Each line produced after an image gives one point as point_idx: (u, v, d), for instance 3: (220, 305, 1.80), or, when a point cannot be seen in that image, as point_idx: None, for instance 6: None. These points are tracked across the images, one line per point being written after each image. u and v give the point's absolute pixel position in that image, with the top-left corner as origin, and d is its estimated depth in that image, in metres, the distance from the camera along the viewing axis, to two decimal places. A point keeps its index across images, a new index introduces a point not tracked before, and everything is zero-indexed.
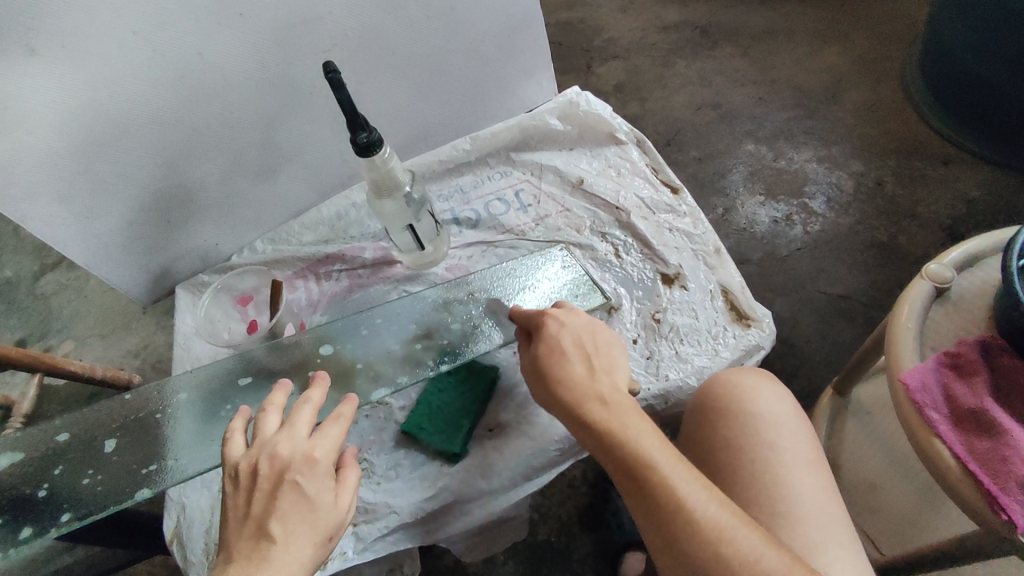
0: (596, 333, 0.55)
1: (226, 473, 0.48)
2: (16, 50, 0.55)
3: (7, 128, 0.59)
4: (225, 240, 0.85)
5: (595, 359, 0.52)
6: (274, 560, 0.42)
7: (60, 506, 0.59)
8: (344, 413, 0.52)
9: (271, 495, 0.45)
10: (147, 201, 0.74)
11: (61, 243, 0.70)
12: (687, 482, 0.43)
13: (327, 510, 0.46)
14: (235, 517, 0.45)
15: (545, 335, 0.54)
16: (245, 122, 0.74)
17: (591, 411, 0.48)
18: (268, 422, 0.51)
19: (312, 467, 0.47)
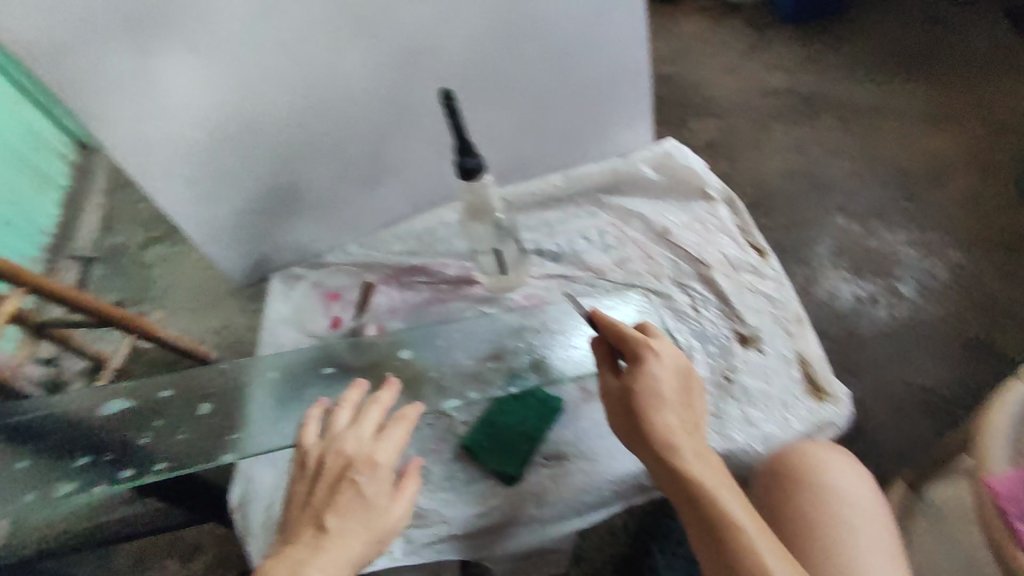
0: (687, 378, 0.59)
1: (298, 459, 0.57)
2: (179, 48, 0.63)
3: (158, 114, 0.66)
4: (321, 238, 0.91)
5: (687, 407, 0.58)
6: (328, 549, 0.50)
7: (157, 456, 0.66)
8: (406, 417, 0.58)
9: (332, 489, 0.54)
10: (261, 194, 0.81)
11: (181, 221, 0.78)
12: (768, 547, 0.51)
13: (382, 512, 0.54)
14: (300, 501, 0.54)
15: (643, 374, 0.58)
16: (359, 134, 0.80)
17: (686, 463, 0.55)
18: (340, 419, 0.59)
19: (371, 469, 0.54)
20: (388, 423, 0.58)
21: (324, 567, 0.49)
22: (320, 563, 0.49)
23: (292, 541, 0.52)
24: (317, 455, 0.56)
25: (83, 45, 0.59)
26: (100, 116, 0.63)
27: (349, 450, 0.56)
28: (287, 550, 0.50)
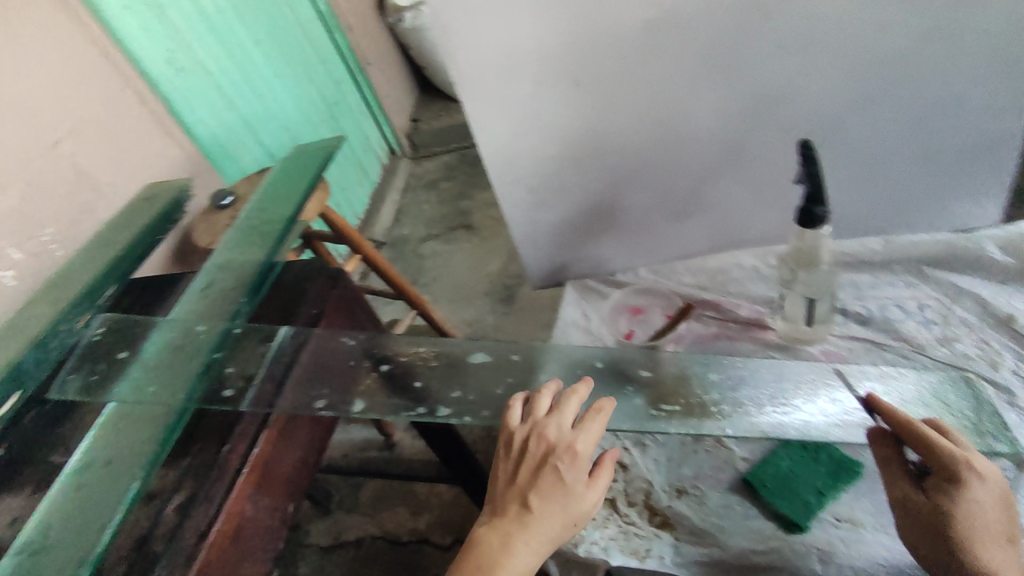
0: (1004, 499, 0.55)
1: (501, 437, 0.60)
2: (566, 81, 0.79)
3: (530, 132, 0.86)
4: (620, 259, 1.03)
5: (1002, 527, 0.54)
6: (533, 526, 0.55)
7: (429, 403, 0.63)
8: (602, 413, 0.58)
9: (538, 472, 0.57)
10: (582, 208, 0.96)
11: (518, 221, 0.98)
12: None
13: (577, 500, 0.56)
14: (506, 475, 0.59)
15: (965, 492, 0.54)
16: (687, 169, 0.88)
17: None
18: (541, 404, 0.60)
19: (571, 458, 0.56)
20: (587, 415, 0.58)
21: (526, 545, 0.54)
22: (523, 538, 0.54)
23: (499, 517, 0.57)
24: (522, 438, 0.58)
25: (503, 76, 0.79)
26: (488, 125, 0.85)
27: (551, 436, 0.57)
28: (495, 524, 0.56)
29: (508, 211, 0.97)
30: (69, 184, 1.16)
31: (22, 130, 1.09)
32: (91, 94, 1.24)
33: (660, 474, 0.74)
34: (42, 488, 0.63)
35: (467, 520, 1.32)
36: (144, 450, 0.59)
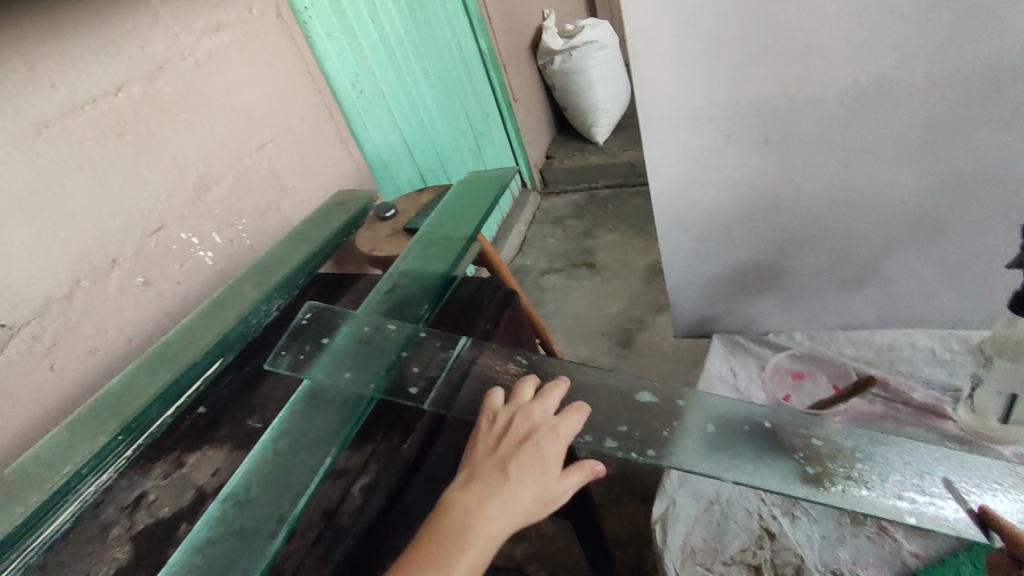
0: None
1: (483, 416, 0.64)
2: (757, 138, 0.82)
3: (706, 184, 0.89)
4: (773, 318, 1.02)
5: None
6: (508, 492, 0.56)
7: (586, 431, 0.65)
8: (582, 407, 0.63)
9: (517, 447, 0.59)
10: (744, 264, 0.96)
11: (675, 268, 1.01)
12: None
13: (554, 480, 0.58)
14: (485, 450, 0.61)
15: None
16: (869, 239, 0.87)
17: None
18: (525, 393, 0.65)
19: (552, 437, 0.59)
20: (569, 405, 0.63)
21: (500, 510, 0.55)
22: (498, 502, 0.55)
23: (473, 484, 0.58)
24: (506, 416, 0.63)
25: (692, 129, 0.84)
26: (665, 173, 0.90)
27: (535, 418, 0.62)
28: (469, 490, 0.57)
29: (667, 257, 1.00)
30: (266, 183, 1.31)
31: (241, 133, 1.25)
32: (295, 107, 1.39)
33: (812, 551, 0.73)
34: (240, 446, 0.70)
35: (567, 556, 1.30)
36: (335, 430, 0.65)
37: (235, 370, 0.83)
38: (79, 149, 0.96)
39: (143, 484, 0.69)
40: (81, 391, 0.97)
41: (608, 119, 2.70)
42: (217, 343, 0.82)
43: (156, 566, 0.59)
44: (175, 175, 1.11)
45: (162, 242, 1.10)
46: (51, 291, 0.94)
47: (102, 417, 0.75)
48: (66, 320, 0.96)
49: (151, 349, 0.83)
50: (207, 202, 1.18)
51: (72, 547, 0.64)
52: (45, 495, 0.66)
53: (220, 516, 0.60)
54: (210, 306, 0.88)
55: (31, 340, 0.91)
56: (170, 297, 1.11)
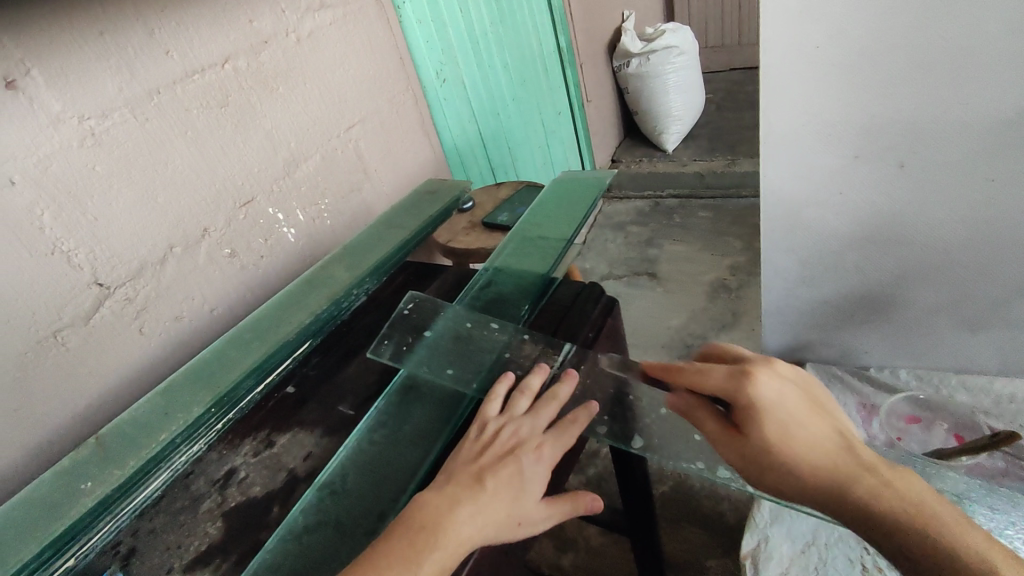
0: (842, 439, 0.53)
1: (473, 423, 0.61)
2: (891, 161, 0.77)
3: (825, 205, 0.83)
4: (876, 351, 0.98)
5: (807, 424, 0.53)
6: (481, 502, 0.53)
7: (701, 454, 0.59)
8: (577, 426, 0.60)
9: (500, 458, 0.56)
10: (851, 291, 0.91)
11: (775, 290, 0.96)
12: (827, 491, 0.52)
13: (530, 500, 0.55)
14: (466, 456, 0.58)
15: (757, 403, 0.54)
16: (1000, 278, 0.82)
17: (795, 472, 0.51)
18: (520, 404, 0.62)
19: (536, 455, 0.57)
20: (561, 423, 0.60)
21: (472, 517, 0.52)
22: (467, 509, 0.52)
23: (448, 486, 0.55)
24: (495, 426, 0.60)
25: (817, 146, 0.79)
26: (779, 190, 0.85)
27: (522, 433, 0.59)
28: (442, 492, 0.54)
29: (767, 278, 0.95)
30: (350, 165, 1.30)
31: (331, 113, 1.24)
32: (383, 92, 1.39)
33: None
34: (332, 431, 0.69)
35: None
36: (435, 426, 0.63)
37: (323, 352, 0.82)
38: (185, 116, 0.96)
39: (233, 460, 0.69)
40: (165, 358, 0.97)
41: (680, 126, 2.62)
42: (310, 324, 0.82)
43: (251, 547, 0.58)
44: (269, 149, 1.11)
45: (250, 215, 1.09)
46: (147, 254, 0.93)
47: (196, 387, 0.75)
48: (157, 285, 0.95)
49: (242, 322, 0.83)
50: (294, 178, 1.17)
51: (164, 515, 0.64)
52: (140, 462, 0.66)
53: (317, 503, 0.58)
54: (302, 284, 0.89)
55: (124, 302, 0.91)
56: (253, 271, 1.11)
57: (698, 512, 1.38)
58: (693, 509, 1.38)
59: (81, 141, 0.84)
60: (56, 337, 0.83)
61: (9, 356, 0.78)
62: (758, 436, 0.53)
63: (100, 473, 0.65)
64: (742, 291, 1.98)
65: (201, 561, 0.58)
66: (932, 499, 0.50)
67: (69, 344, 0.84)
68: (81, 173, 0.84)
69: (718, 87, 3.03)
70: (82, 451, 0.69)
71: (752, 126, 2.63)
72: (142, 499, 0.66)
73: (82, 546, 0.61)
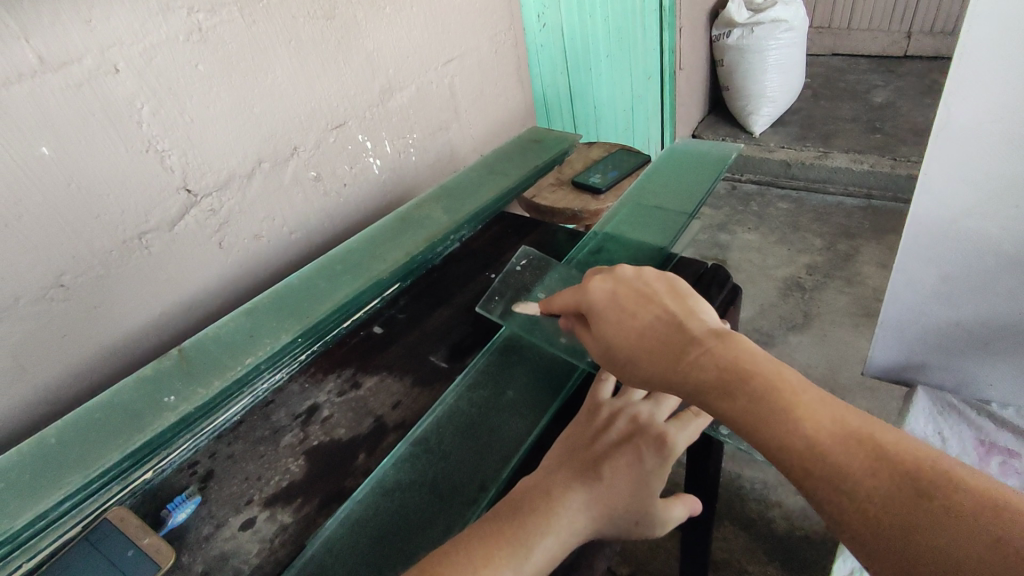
0: (682, 332, 0.47)
1: (586, 405, 0.54)
2: None
3: (993, 216, 0.74)
4: (1000, 387, 0.90)
5: (636, 311, 0.50)
6: (597, 493, 0.47)
7: None
8: (702, 418, 0.54)
9: (617, 445, 0.50)
10: (997, 318, 0.82)
11: (899, 301, 0.89)
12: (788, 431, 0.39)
13: (648, 498, 0.49)
14: (579, 438, 0.51)
15: (594, 310, 0.53)
16: None
17: (637, 369, 0.48)
18: (640, 388, 0.56)
19: (658, 447, 0.51)
20: (684, 413, 0.53)
21: (586, 510, 0.46)
22: (581, 500, 0.47)
23: (558, 470, 0.49)
24: (611, 411, 0.53)
25: (1001, 150, 0.68)
26: (939, 192, 0.75)
27: (642, 421, 0.53)
28: (547, 475, 0.49)
29: (895, 288, 0.88)
30: (442, 102, 1.23)
31: (432, 43, 1.16)
32: (485, 29, 1.29)
33: None
34: (423, 382, 0.64)
35: (650, 561, 1.18)
36: (540, 395, 0.58)
37: (411, 296, 0.77)
38: (291, 25, 0.88)
39: (315, 396, 0.65)
40: (238, 277, 0.91)
41: (772, 109, 2.45)
42: (403, 265, 0.78)
43: (335, 493, 0.54)
44: (367, 73, 1.03)
45: (340, 139, 1.02)
46: (237, 165, 0.87)
47: (284, 313, 0.71)
48: (242, 199, 0.89)
49: (333, 251, 0.79)
50: (388, 107, 1.10)
51: (242, 443, 0.61)
52: (225, 384, 0.63)
53: (411, 459, 0.53)
54: (395, 221, 0.85)
55: (209, 213, 0.84)
56: (335, 199, 1.04)
57: (742, 512, 1.27)
58: (735, 508, 1.27)
59: (187, 35, 0.76)
60: (141, 240, 0.77)
61: (95, 252, 0.73)
62: (602, 339, 0.51)
63: (184, 389, 0.63)
64: (816, 293, 1.86)
65: (281, 498, 0.55)
66: (784, 384, 0.42)
67: (151, 249, 0.79)
68: (183, 70, 0.76)
69: (817, 73, 2.82)
70: (165, 361, 0.66)
71: (850, 119, 2.44)
72: (221, 421, 0.63)
73: (160, 460, 0.59)
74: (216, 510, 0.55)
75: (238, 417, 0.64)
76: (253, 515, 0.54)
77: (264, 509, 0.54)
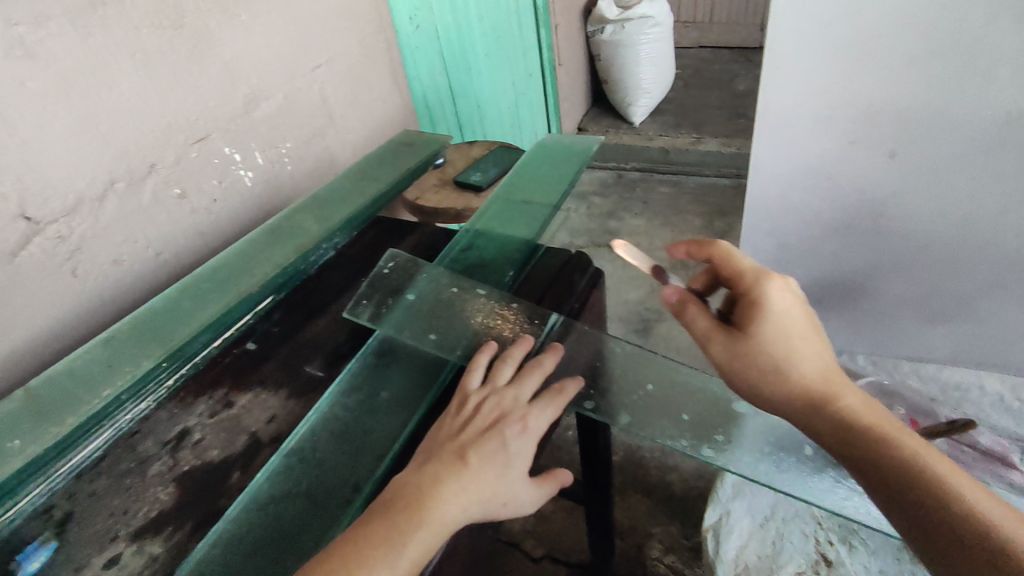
0: (824, 373, 0.55)
1: (454, 399, 0.57)
2: (884, 152, 0.76)
3: (812, 188, 0.83)
4: (839, 338, 1.02)
5: (799, 334, 0.56)
6: (464, 480, 0.49)
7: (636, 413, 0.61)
8: (560, 397, 0.57)
9: (483, 433, 0.52)
10: (826, 277, 0.93)
11: (748, 271, 0.98)
12: (887, 456, 0.47)
13: (516, 481, 0.51)
14: (447, 429, 0.54)
15: (770, 303, 0.58)
16: (973, 275, 0.84)
17: (763, 367, 0.56)
18: (503, 372, 0.58)
19: (520, 428, 0.53)
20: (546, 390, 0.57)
21: (457, 495, 0.48)
22: (453, 491, 0.48)
23: (428, 465, 0.51)
24: (477, 400, 0.56)
25: (811, 129, 0.78)
26: (768, 170, 0.84)
27: (506, 405, 0.55)
28: (420, 472, 0.50)
29: (744, 261, 0.97)
30: (314, 109, 1.20)
31: (296, 50, 1.14)
32: (351, 32, 1.28)
33: None
34: (299, 393, 0.63)
35: (562, 540, 1.24)
36: (415, 392, 0.60)
37: (286, 309, 0.76)
38: (133, 35, 0.84)
39: (185, 420, 0.63)
40: (99, 307, 0.85)
41: (648, 100, 2.58)
42: (275, 277, 0.78)
43: (207, 515, 0.53)
44: (227, 83, 1.00)
45: (204, 153, 0.98)
46: (86, 186, 0.81)
47: (144, 340, 0.69)
48: (94, 223, 0.83)
49: (197, 272, 0.78)
50: (254, 117, 1.06)
51: (106, 478, 0.58)
52: (80, 419, 0.60)
53: (287, 470, 0.53)
54: (265, 235, 0.84)
55: (56, 240, 0.79)
56: (205, 216, 1.00)
57: (643, 480, 1.34)
58: (638, 478, 1.35)
59: (7, 51, 0.70)
60: None
61: None
62: (753, 331, 0.57)
63: (34, 430, 0.59)
64: None
65: (149, 529, 0.53)
66: (897, 434, 0.49)
67: None
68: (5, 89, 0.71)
69: (686, 64, 3.01)
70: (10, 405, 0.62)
71: (717, 106, 2.63)
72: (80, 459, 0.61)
73: (9, 509, 0.56)
74: (75, 553, 0.52)
75: (101, 451, 0.61)
76: (118, 552, 0.51)
77: (130, 543, 0.52)
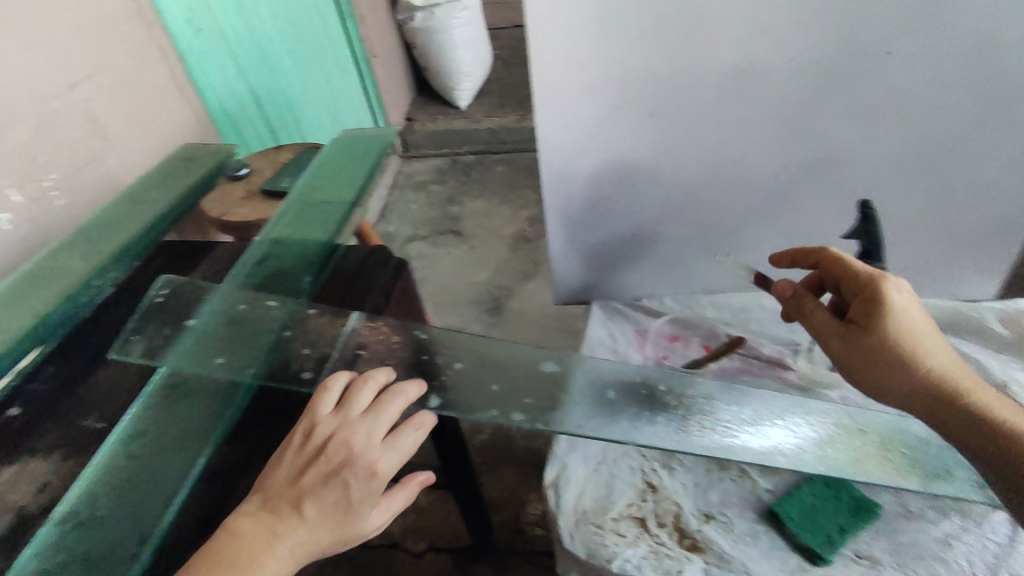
0: (950, 363, 0.60)
1: (301, 429, 0.54)
2: (645, 110, 0.80)
3: (594, 151, 0.84)
4: (647, 287, 1.05)
5: (912, 321, 0.62)
6: (293, 535, 0.48)
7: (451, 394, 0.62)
8: (415, 435, 0.53)
9: (323, 481, 0.50)
10: (624, 232, 0.96)
11: (554, 241, 0.96)
12: (972, 420, 0.58)
13: (358, 526, 0.50)
14: (288, 471, 0.52)
15: (892, 300, 0.62)
16: (740, 212, 0.92)
17: (891, 359, 0.62)
18: (359, 402, 0.55)
19: (366, 477, 0.50)
20: (403, 429, 0.53)
21: (283, 553, 0.47)
22: (278, 547, 0.47)
23: (258, 517, 0.49)
24: (324, 437, 0.53)
25: (580, 97, 0.79)
26: (552, 139, 0.82)
27: (354, 447, 0.51)
28: (249, 526, 0.48)
29: (549, 232, 0.95)
30: (79, 131, 1.07)
31: (40, 68, 1.00)
32: (111, 42, 1.15)
33: (688, 499, 0.77)
34: (78, 450, 0.57)
35: (443, 527, 1.25)
36: (204, 423, 0.57)
37: (58, 360, 0.68)
38: None
39: None
40: None
41: (471, 83, 2.60)
42: (37, 326, 0.69)
43: None
44: None
45: None
46: None
47: None
48: None
49: None
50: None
51: None
52: None
53: (56, 541, 0.47)
54: (19, 284, 0.75)
55: None
56: None
57: (512, 450, 1.39)
58: (507, 449, 1.40)
59: None
60: None
61: None
62: (884, 327, 0.62)
63: None
64: (540, 240, 2.08)
65: None
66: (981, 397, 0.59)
67: None
68: None
69: (503, 44, 3.08)
70: None
71: None
72: None
73: None
74: None
75: None
76: None
77: None
